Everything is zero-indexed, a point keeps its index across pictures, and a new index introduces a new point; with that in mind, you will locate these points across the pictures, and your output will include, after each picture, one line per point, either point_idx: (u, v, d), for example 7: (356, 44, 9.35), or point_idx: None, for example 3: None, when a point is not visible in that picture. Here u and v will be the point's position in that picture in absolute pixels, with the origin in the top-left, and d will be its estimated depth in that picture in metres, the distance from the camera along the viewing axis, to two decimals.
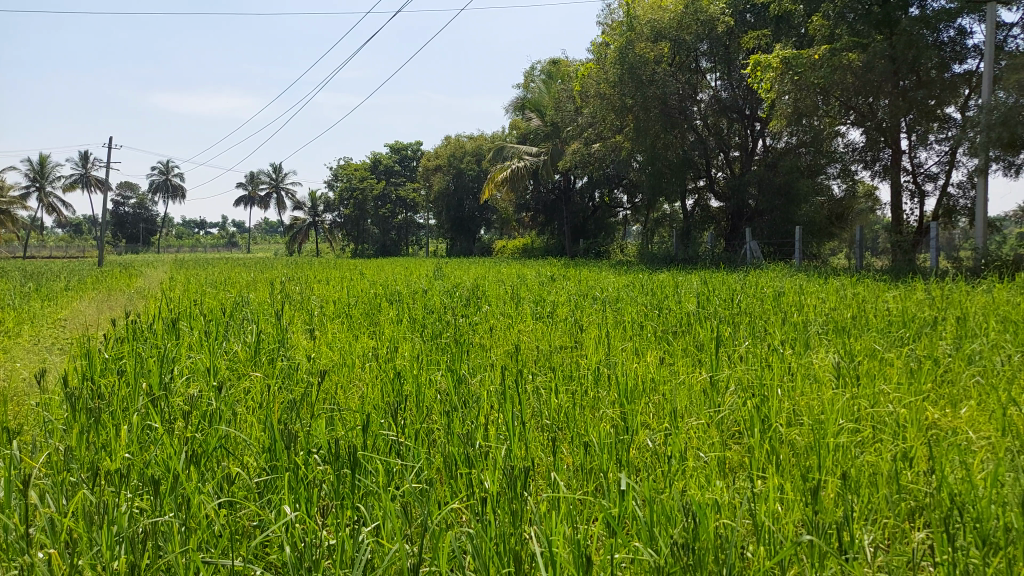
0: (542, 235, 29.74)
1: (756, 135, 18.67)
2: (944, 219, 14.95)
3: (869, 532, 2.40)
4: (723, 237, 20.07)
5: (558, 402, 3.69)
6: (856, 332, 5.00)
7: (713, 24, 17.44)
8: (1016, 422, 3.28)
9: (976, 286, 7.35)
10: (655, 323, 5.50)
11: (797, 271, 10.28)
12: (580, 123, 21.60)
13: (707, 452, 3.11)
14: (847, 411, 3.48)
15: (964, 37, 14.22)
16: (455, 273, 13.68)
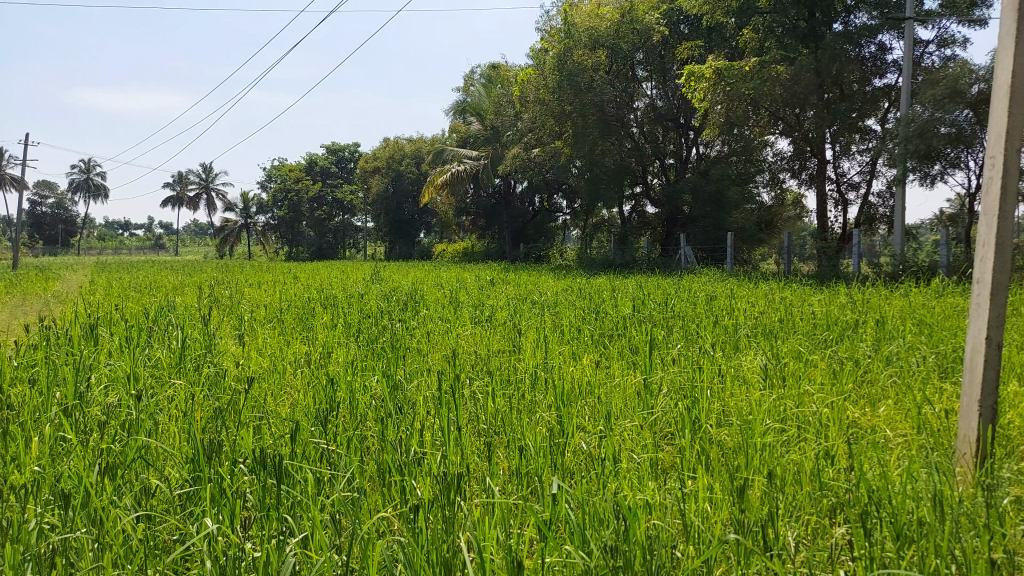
0: (482, 240, 29.72)
1: (690, 143, 19.19)
2: (865, 226, 15.67)
3: (793, 528, 2.47)
4: (658, 242, 20.48)
5: (495, 407, 3.67)
6: (783, 335, 5.16)
7: (649, 34, 17.89)
8: (929, 421, 3.46)
9: (893, 289, 7.70)
10: (593, 327, 5.55)
11: (728, 276, 10.54)
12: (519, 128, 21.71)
13: (639, 454, 3.15)
14: (773, 411, 3.58)
15: (884, 53, 15.04)
16: (392, 276, 13.53)
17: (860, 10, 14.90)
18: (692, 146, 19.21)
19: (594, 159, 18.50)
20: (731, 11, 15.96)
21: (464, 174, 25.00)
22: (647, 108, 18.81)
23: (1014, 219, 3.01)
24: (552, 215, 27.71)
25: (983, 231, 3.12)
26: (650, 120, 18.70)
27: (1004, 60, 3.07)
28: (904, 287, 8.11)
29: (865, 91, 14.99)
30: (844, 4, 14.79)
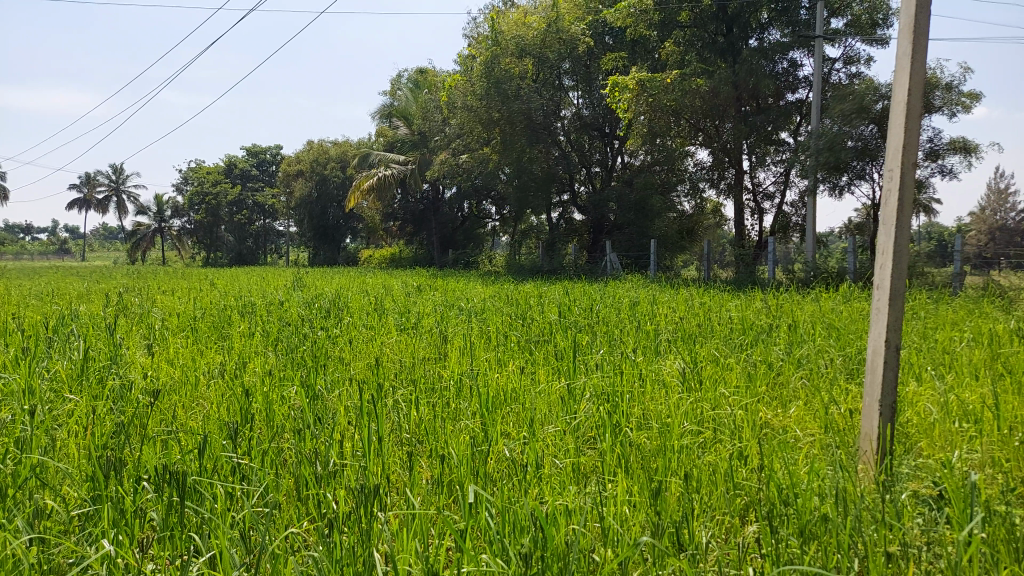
0: (409, 245, 29.43)
1: (616, 152, 19.62)
2: (780, 234, 16.38)
3: (708, 528, 2.54)
4: (586, 249, 20.76)
5: (418, 416, 3.61)
6: (701, 340, 5.31)
7: (574, 44, 18.19)
8: (835, 420, 3.64)
9: (804, 295, 8.05)
10: (519, 333, 5.56)
11: (650, 282, 10.79)
12: (447, 134, 21.65)
13: (561, 459, 3.16)
14: (691, 414, 3.68)
15: (796, 69, 15.81)
16: (314, 283, 13.18)
17: (773, 27, 15.68)
18: (618, 155, 19.64)
19: (522, 166, 18.66)
20: (652, 24, 16.52)
21: (391, 179, 24.73)
22: (574, 117, 19.12)
23: (910, 227, 3.19)
24: (481, 221, 27.73)
25: (882, 240, 3.30)
26: (576, 128, 19.02)
27: (901, 77, 3.25)
28: (814, 292, 8.48)
29: (779, 105, 15.68)
30: (759, 22, 15.69)
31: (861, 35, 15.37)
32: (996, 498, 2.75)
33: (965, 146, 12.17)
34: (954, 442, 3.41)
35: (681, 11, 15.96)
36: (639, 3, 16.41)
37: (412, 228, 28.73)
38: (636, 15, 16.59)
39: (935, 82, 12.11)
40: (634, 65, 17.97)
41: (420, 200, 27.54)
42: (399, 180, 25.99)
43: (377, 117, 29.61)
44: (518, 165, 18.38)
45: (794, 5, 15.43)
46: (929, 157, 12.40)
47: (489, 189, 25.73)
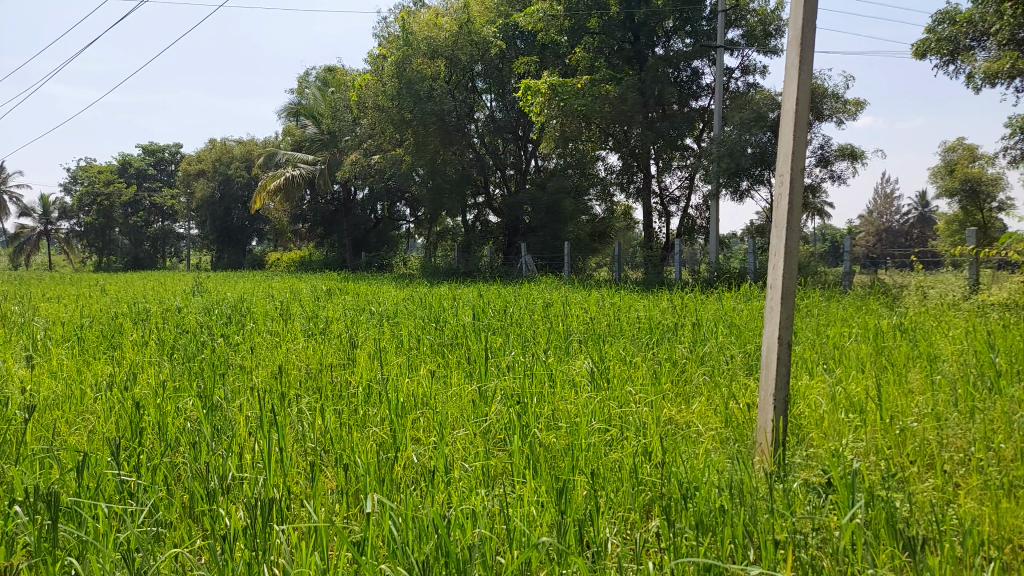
0: (320, 247, 28.69)
1: (529, 155, 19.83)
2: (686, 236, 16.98)
3: (613, 525, 2.58)
4: (501, 251, 20.81)
5: (323, 424, 3.49)
6: (610, 339, 5.42)
7: (486, 47, 18.27)
8: (734, 415, 3.79)
9: (704, 295, 8.36)
10: (432, 336, 5.48)
11: (562, 283, 10.95)
12: (358, 134, 21.31)
13: (470, 462, 3.13)
14: (599, 412, 3.75)
15: (698, 77, 16.47)
16: (215, 288, 12.61)
17: (676, 37, 16.34)
18: (531, 158, 19.85)
19: (436, 168, 18.59)
20: (563, 29, 16.67)
21: (300, 180, 24.10)
22: (487, 119, 19.22)
23: (798, 227, 3.36)
24: (394, 223, 27.35)
25: (773, 242, 3.46)
26: (490, 131, 19.13)
27: (790, 84, 3.43)
28: (714, 291, 8.82)
29: (683, 111, 16.30)
30: (663, 30, 16.27)
31: (757, 46, 16.16)
32: (877, 483, 2.93)
33: (852, 152, 12.99)
34: (841, 432, 3.62)
35: (590, 18, 16.29)
36: (549, 8, 16.66)
37: (322, 230, 28.03)
38: (547, 20, 16.79)
39: (825, 91, 12.86)
40: (545, 70, 18.17)
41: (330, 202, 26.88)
42: (308, 181, 25.35)
43: (284, 115, 28.76)
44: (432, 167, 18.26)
45: (695, 15, 16.09)
46: (820, 163, 13.16)
47: (402, 191, 25.46)
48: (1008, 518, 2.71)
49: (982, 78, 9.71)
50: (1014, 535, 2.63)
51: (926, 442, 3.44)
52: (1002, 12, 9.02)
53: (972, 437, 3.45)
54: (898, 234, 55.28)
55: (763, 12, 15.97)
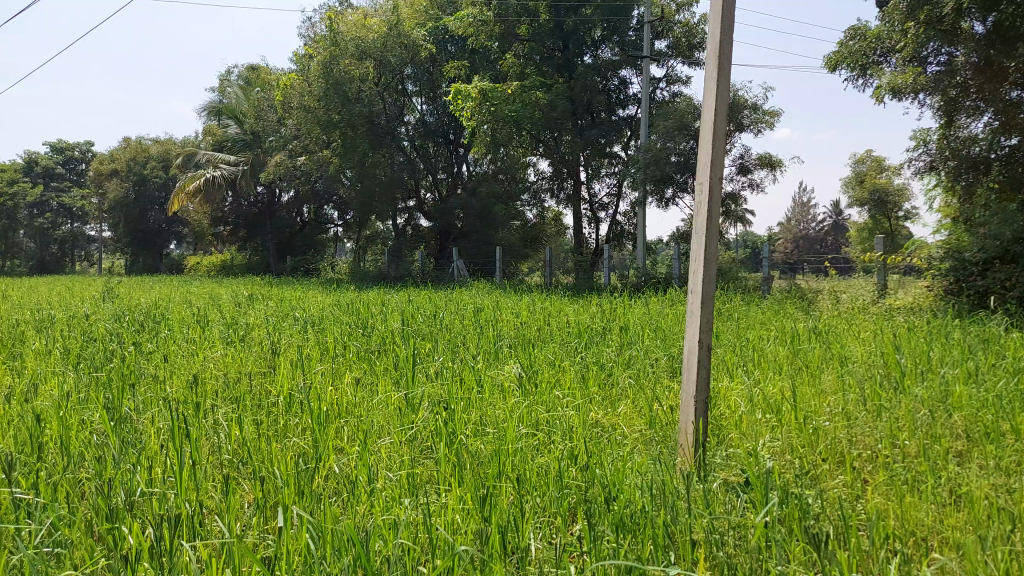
0: (244, 251, 27.79)
1: (459, 159, 19.79)
2: (614, 242, 17.28)
3: (538, 531, 2.58)
4: (432, 256, 20.66)
5: (241, 434, 3.37)
6: (538, 344, 5.44)
7: (416, 50, 18.17)
8: (658, 417, 3.87)
9: (628, 300, 8.52)
10: (358, 342, 5.36)
11: (492, 289, 10.95)
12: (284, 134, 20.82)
13: (395, 470, 3.05)
14: (526, 418, 3.74)
15: (626, 86, 16.82)
16: (127, 293, 12.00)
17: (605, 46, 16.66)
18: (461, 162, 19.82)
19: (364, 171, 18.33)
20: (493, 35, 16.79)
21: (221, 181, 23.33)
22: (417, 123, 19.12)
23: (717, 232, 3.45)
24: (321, 226, 26.74)
25: (694, 249, 3.54)
26: (420, 134, 19.04)
27: (709, 94, 3.53)
28: (638, 296, 9.01)
29: (611, 119, 16.63)
30: (592, 39, 16.54)
31: (682, 57, 16.65)
32: (791, 481, 3.03)
33: (771, 161, 13.51)
34: (759, 432, 3.74)
35: (520, 24, 16.45)
36: (479, 14, 16.76)
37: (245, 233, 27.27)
38: (477, 25, 16.99)
39: (744, 102, 13.35)
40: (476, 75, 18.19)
41: (254, 204, 26.12)
42: (230, 182, 24.53)
43: (205, 114, 27.81)
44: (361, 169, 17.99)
45: (623, 25, 16.44)
46: (741, 172, 13.64)
47: (330, 194, 24.94)
48: (910, 511, 2.85)
49: (887, 93, 10.26)
50: (916, 528, 2.77)
51: (836, 440, 3.60)
52: (905, 30, 9.55)
53: (879, 434, 3.62)
54: (815, 241, 57.81)
55: (688, 24, 16.46)
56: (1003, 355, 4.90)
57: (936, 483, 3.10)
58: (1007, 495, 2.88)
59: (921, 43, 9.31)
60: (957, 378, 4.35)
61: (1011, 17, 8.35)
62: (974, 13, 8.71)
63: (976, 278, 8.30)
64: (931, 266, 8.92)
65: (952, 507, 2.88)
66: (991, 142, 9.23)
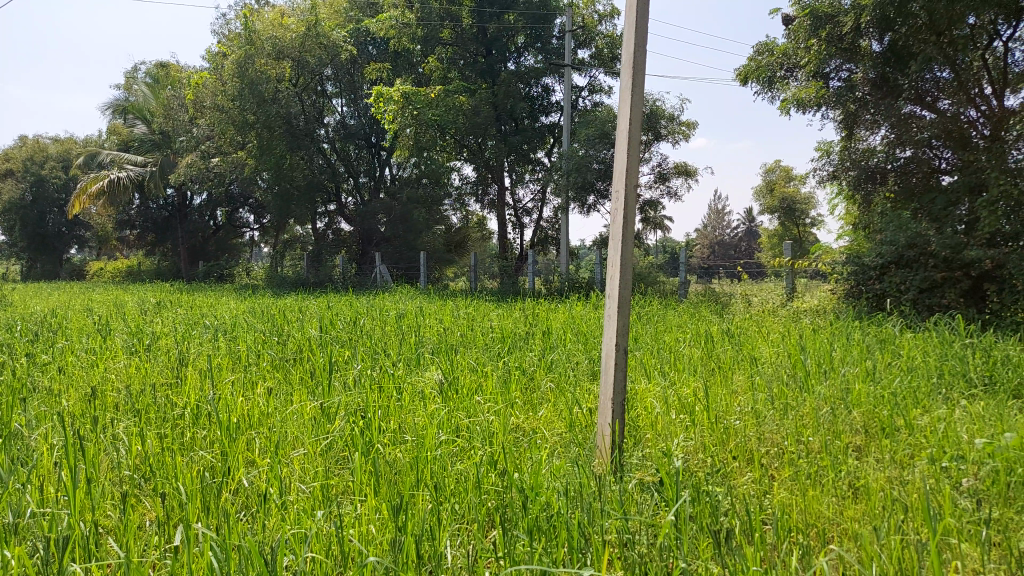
0: (152, 256, 26.55)
1: (382, 163, 19.60)
2: (539, 247, 17.46)
3: (456, 539, 2.54)
4: (354, 260, 20.30)
5: (145, 449, 3.20)
6: (461, 349, 5.41)
7: (335, 51, 17.91)
8: (577, 420, 3.93)
9: (545, 304, 8.62)
10: (273, 351, 5.20)
11: (412, 294, 10.84)
12: (195, 135, 20.12)
13: (308, 482, 2.95)
14: (446, 424, 3.70)
15: (549, 94, 17.03)
16: (19, 301, 11.22)
17: (528, 53, 16.79)
18: (383, 166, 19.64)
19: (282, 173, 17.84)
20: (415, 38, 16.87)
21: (127, 182, 22.26)
22: (338, 125, 18.84)
23: (632, 237, 3.52)
24: (237, 231, 25.86)
25: (610, 253, 3.60)
26: (341, 137, 18.76)
27: (623, 104, 3.60)
28: (554, 300, 9.12)
29: (534, 126, 16.84)
30: (516, 46, 16.62)
31: (604, 67, 17.04)
32: (702, 479, 3.13)
33: (687, 170, 13.97)
34: (673, 432, 3.85)
35: (443, 28, 16.61)
36: (401, 16, 16.78)
37: (153, 237, 26.01)
38: (398, 28, 16.97)
39: (662, 112, 13.73)
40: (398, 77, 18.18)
41: (164, 207, 25.04)
42: (137, 183, 23.44)
43: (110, 112, 26.52)
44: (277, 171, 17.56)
45: (546, 33, 16.59)
46: (659, 180, 14.04)
47: (246, 197, 24.17)
48: (813, 505, 2.98)
49: (794, 106, 10.81)
50: (818, 521, 2.89)
51: (746, 439, 3.74)
52: (808, 46, 10.10)
53: (785, 431, 3.78)
54: (729, 248, 60.19)
55: (611, 35, 16.88)
56: (897, 354, 5.22)
57: (837, 477, 3.27)
58: (900, 485, 3.05)
59: (823, 60, 9.88)
60: (857, 376, 4.59)
61: (905, 37, 9.01)
62: (871, 33, 9.32)
63: (874, 282, 8.83)
64: (834, 270, 9.45)
65: (850, 499, 3.04)
66: (888, 154, 9.67)
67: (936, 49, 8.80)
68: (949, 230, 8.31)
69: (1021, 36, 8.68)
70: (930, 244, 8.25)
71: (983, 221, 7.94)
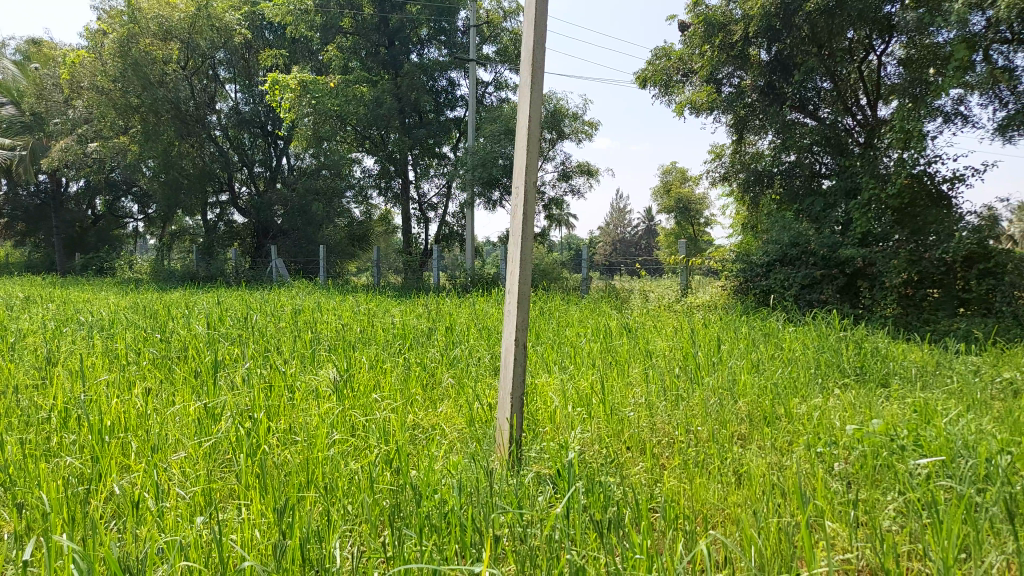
0: (21, 248, 24.51)
1: (279, 152, 19.26)
2: (443, 242, 17.40)
3: (345, 540, 2.46)
4: (248, 254, 19.55)
5: (4, 456, 2.94)
6: (360, 347, 5.29)
7: (228, 34, 17.29)
8: (478, 415, 3.92)
9: (442, 299, 8.58)
10: (155, 349, 4.90)
11: (307, 289, 10.50)
12: (71, 117, 18.74)
13: (188, 487, 2.79)
14: (340, 424, 3.59)
15: (454, 87, 16.99)
16: None
17: (432, 46, 16.72)
18: (281, 156, 19.28)
19: (169, 161, 16.88)
20: (315, 26, 16.63)
21: None
22: (230, 112, 18.17)
23: (533, 232, 3.53)
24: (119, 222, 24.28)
25: (509, 249, 3.59)
26: (234, 124, 18.20)
27: (523, 101, 3.61)
28: (451, 296, 9.09)
29: (439, 120, 16.75)
30: (419, 38, 16.54)
31: (509, 63, 17.13)
32: (597, 470, 3.19)
33: (589, 169, 14.27)
34: (570, 424, 3.92)
35: (343, 17, 16.23)
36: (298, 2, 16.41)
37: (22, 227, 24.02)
38: (296, 14, 16.58)
39: (566, 111, 13.95)
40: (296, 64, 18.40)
41: (35, 195, 23.17)
42: (3, 168, 21.56)
43: None
44: (165, 158, 16.66)
45: (450, 27, 16.65)
46: (562, 178, 14.28)
47: (129, 185, 22.72)
48: (700, 492, 3.10)
49: (689, 109, 11.24)
50: (705, 507, 3.01)
51: (640, 429, 3.85)
52: (702, 52, 10.53)
53: (676, 422, 3.94)
54: (630, 246, 61.90)
55: (516, 32, 17.01)
56: (780, 346, 5.53)
57: (722, 464, 3.43)
58: (779, 471, 3.22)
59: (716, 66, 10.29)
60: (743, 368, 4.83)
61: (790, 48, 9.59)
62: (760, 42, 9.83)
63: (761, 278, 9.36)
64: (726, 267, 9.94)
65: (733, 485, 3.19)
66: (774, 158, 10.26)
67: (817, 59, 9.48)
68: (827, 230, 8.91)
69: (893, 50, 9.37)
70: (811, 244, 8.81)
71: (856, 223, 8.57)
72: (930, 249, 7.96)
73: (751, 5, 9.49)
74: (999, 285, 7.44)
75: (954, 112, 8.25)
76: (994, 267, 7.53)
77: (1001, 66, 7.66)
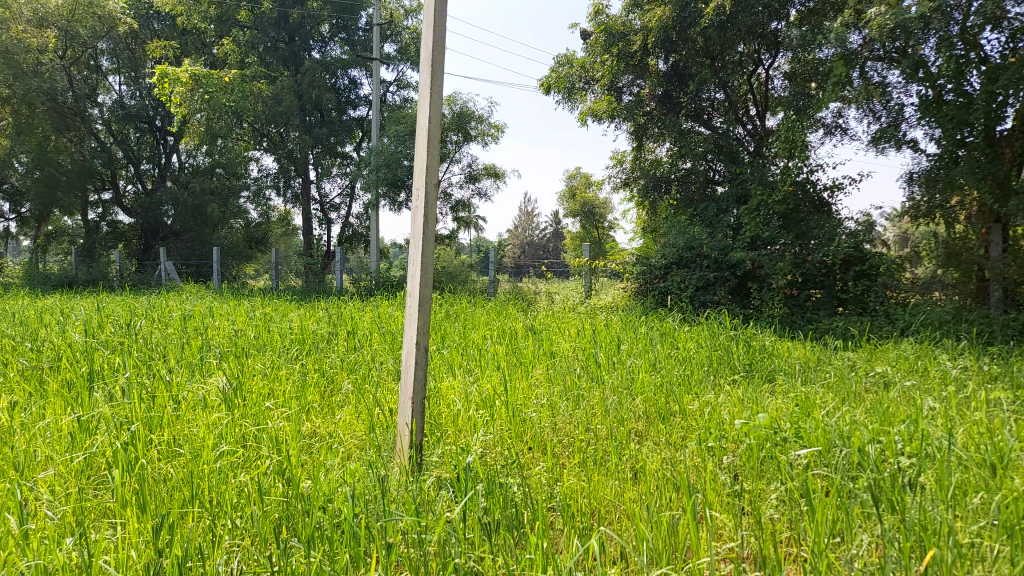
0: None
1: (169, 149, 18.29)
2: (348, 244, 17.05)
3: (232, 556, 2.36)
4: (135, 257, 18.52)
5: None
6: (255, 353, 5.10)
7: (112, 23, 16.35)
8: (378, 420, 3.85)
9: (340, 302, 8.41)
10: (25, 360, 4.55)
11: (198, 293, 10.07)
12: None
13: (58, 507, 2.61)
14: (231, 434, 3.44)
15: (356, 86, 16.63)
16: None
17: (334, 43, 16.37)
18: (171, 153, 18.33)
19: (45, 156, 15.78)
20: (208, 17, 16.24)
21: None
22: (114, 105, 17.17)
23: (433, 234, 3.50)
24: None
25: (410, 251, 3.54)
26: (118, 118, 17.14)
27: (422, 101, 3.58)
28: (349, 300, 8.93)
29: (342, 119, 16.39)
30: (320, 34, 16.25)
31: (411, 62, 16.98)
32: (497, 472, 3.20)
33: (497, 171, 14.35)
34: (472, 427, 3.91)
35: (240, 10, 16.01)
36: None
37: None
38: (188, 4, 16.05)
39: (473, 112, 13.96)
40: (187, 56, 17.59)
41: None
42: None
43: None
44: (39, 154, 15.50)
45: (352, 25, 16.40)
46: (470, 180, 14.30)
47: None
48: (597, 489, 3.17)
49: (591, 116, 11.53)
50: (600, 504, 3.08)
51: (541, 429, 3.91)
52: (603, 60, 10.77)
53: (575, 421, 4.02)
54: (538, 249, 62.69)
55: (416, 32, 16.93)
56: (674, 345, 5.75)
57: (619, 461, 3.52)
58: (671, 466, 3.34)
59: (616, 74, 10.60)
60: (639, 367, 4.98)
61: (686, 59, 10.03)
62: (658, 52, 10.18)
63: (659, 280, 9.78)
64: (626, 269, 10.27)
65: (628, 481, 3.29)
66: (672, 165, 10.63)
67: (710, 71, 9.94)
68: (719, 235, 9.34)
69: (779, 64, 9.95)
70: (703, 247, 9.23)
71: (747, 227, 9.05)
72: (812, 252, 8.52)
73: (649, 17, 9.83)
74: (873, 286, 8.11)
75: (834, 125, 8.83)
76: (869, 269, 8.22)
77: (875, 82, 8.25)
